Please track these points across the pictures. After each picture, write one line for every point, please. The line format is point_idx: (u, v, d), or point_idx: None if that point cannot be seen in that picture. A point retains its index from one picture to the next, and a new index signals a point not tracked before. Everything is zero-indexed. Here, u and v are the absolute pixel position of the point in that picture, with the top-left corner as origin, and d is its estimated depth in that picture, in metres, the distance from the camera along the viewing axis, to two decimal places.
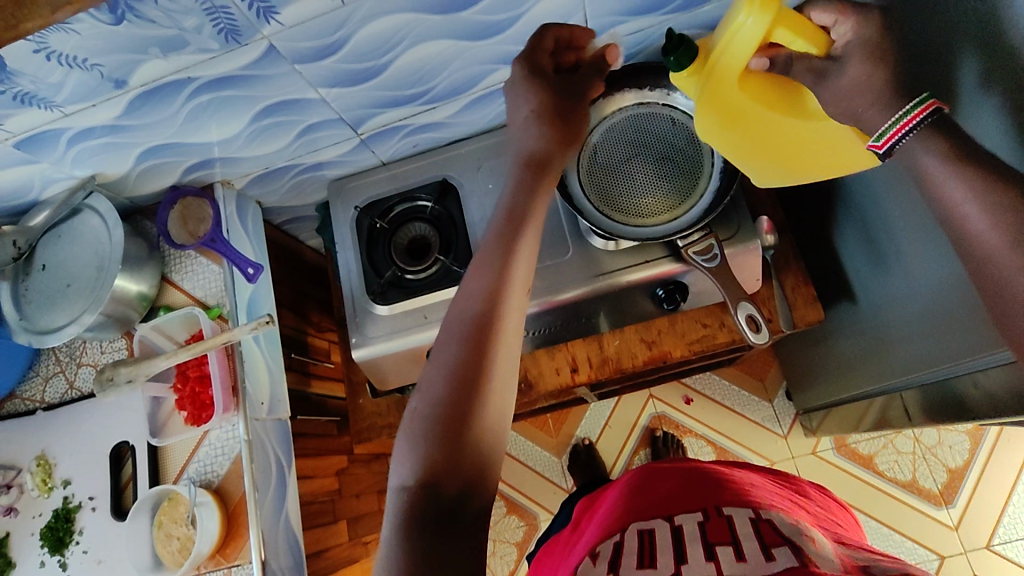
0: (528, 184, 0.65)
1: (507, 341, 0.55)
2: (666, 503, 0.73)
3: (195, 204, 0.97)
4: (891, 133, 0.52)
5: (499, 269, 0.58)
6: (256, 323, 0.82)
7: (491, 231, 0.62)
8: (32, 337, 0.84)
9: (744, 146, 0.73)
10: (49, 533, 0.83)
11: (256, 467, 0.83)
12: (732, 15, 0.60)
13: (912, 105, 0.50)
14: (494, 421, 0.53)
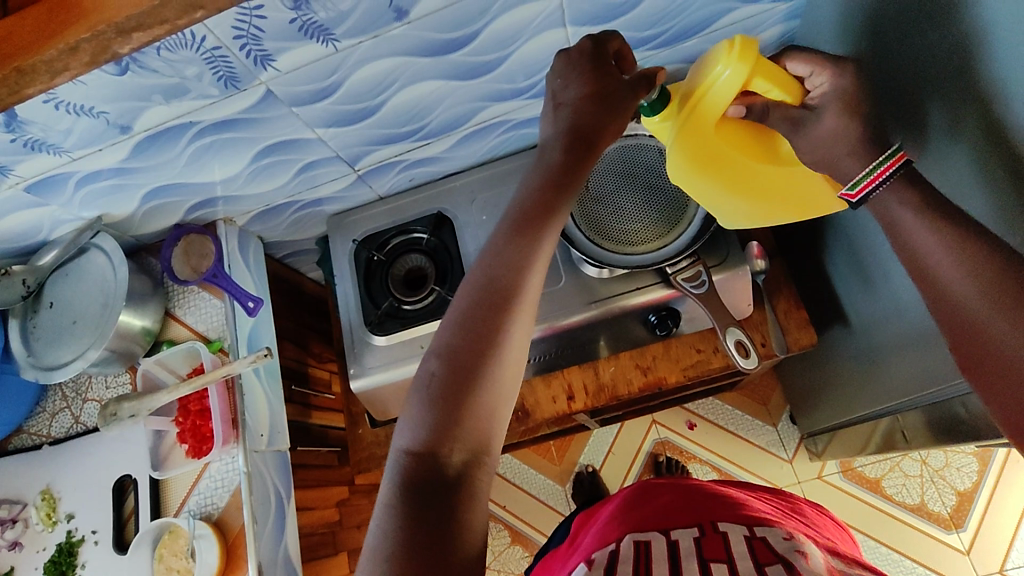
0: (568, 152, 0.59)
1: (524, 313, 0.53)
2: (663, 515, 0.73)
3: (198, 240, 0.99)
4: (865, 183, 0.56)
5: (526, 238, 0.55)
6: (255, 357, 0.84)
7: (521, 191, 0.58)
8: (38, 373, 0.86)
9: (717, 189, 0.75)
10: (51, 567, 0.84)
11: (256, 499, 0.84)
12: (707, 69, 0.66)
13: (884, 157, 0.56)
14: (503, 393, 0.51)
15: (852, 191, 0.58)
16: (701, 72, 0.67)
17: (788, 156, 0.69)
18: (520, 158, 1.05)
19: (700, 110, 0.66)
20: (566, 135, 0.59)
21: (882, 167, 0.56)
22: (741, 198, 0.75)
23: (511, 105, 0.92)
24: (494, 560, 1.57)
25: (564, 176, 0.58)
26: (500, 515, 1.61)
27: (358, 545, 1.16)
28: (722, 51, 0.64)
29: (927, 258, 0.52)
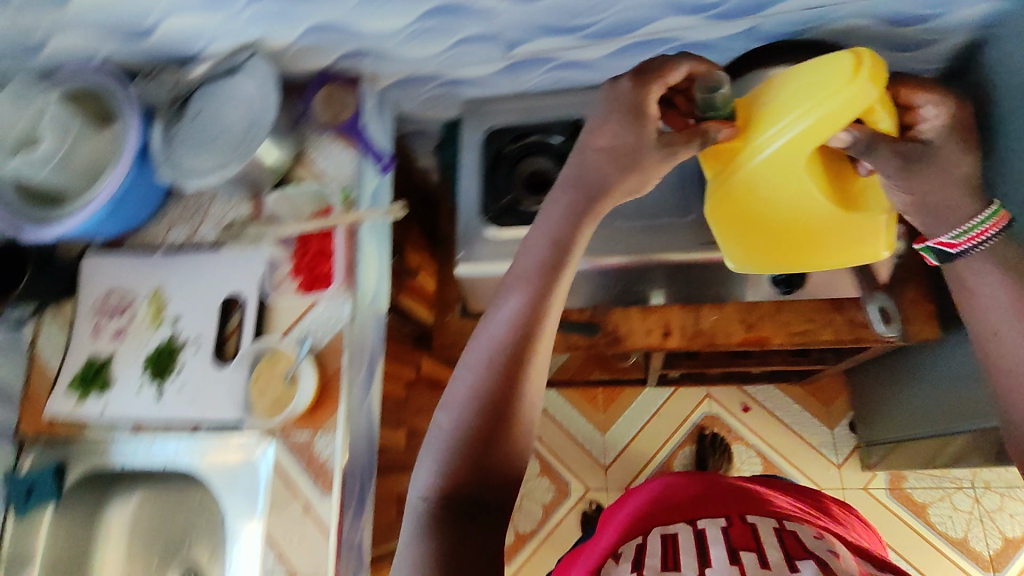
0: (575, 216, 0.66)
1: (535, 366, 0.63)
2: (687, 508, 0.73)
3: (340, 90, 0.98)
4: (967, 237, 0.66)
5: (540, 297, 0.63)
6: (388, 211, 0.88)
7: (528, 251, 0.66)
8: (173, 173, 0.88)
9: (761, 220, 0.75)
10: (153, 360, 0.88)
11: (354, 347, 0.86)
12: (811, 88, 0.63)
13: (988, 219, 0.65)
14: (515, 436, 0.61)
15: (952, 241, 0.66)
16: (800, 89, 0.65)
17: (868, 201, 0.71)
18: None
19: (805, 133, 0.64)
20: (573, 191, 0.67)
21: (982, 227, 0.65)
22: (783, 235, 0.76)
23: (689, 22, 0.86)
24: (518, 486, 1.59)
25: (569, 242, 0.66)
26: (534, 445, 1.62)
27: (415, 429, 1.18)
28: (845, 73, 0.61)
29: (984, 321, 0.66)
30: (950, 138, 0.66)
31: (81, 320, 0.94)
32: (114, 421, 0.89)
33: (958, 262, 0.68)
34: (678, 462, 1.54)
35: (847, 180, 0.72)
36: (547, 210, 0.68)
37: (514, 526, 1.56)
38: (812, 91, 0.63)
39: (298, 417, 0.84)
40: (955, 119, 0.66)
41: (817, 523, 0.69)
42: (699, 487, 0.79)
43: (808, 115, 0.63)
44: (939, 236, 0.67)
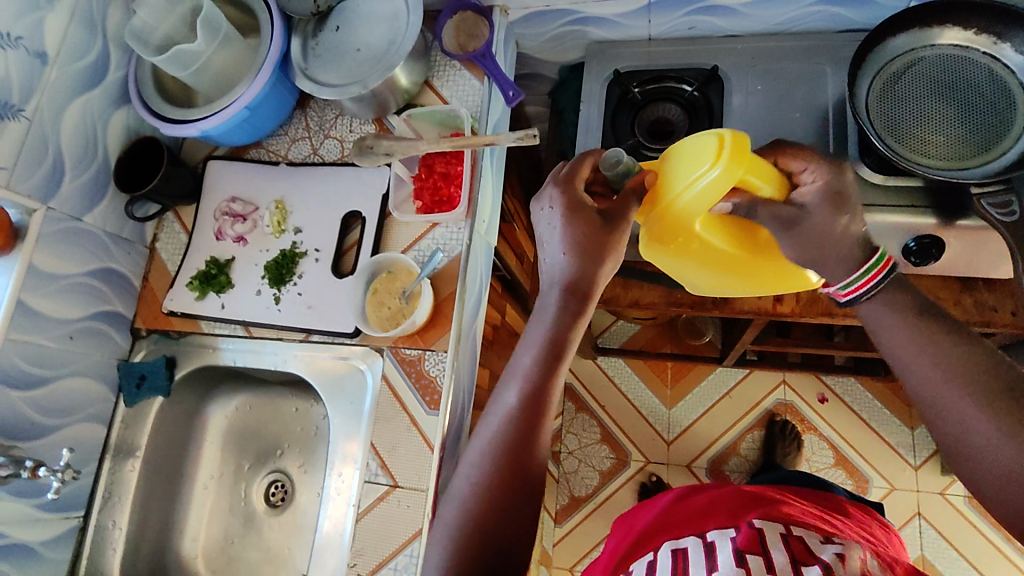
0: (568, 316, 0.63)
1: (537, 467, 0.61)
2: (694, 513, 0.72)
3: (472, 19, 0.99)
4: (857, 285, 0.63)
5: (535, 398, 0.61)
6: (523, 135, 0.82)
7: (526, 348, 0.64)
8: (311, 86, 0.89)
9: (683, 256, 0.80)
10: (273, 267, 0.90)
11: (469, 273, 0.86)
12: (693, 162, 0.67)
13: (870, 267, 0.63)
14: (518, 526, 0.59)
15: (843, 291, 0.65)
16: (689, 160, 0.68)
17: (772, 249, 0.77)
18: (816, 39, 0.96)
19: (692, 204, 0.69)
20: (564, 292, 0.63)
21: (872, 271, 0.63)
22: (708, 264, 0.81)
23: None
24: (577, 450, 1.59)
25: (564, 341, 0.63)
26: (596, 411, 1.62)
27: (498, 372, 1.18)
28: (714, 152, 0.66)
29: (901, 364, 0.59)
30: (830, 202, 0.64)
31: (203, 220, 0.97)
32: (229, 321, 0.92)
33: (867, 303, 0.64)
34: (744, 445, 1.52)
35: (756, 235, 0.76)
36: (541, 306, 0.64)
37: (569, 488, 1.56)
38: (689, 167, 0.68)
39: (409, 334, 0.84)
40: (837, 182, 0.64)
41: (827, 530, 0.67)
42: (713, 491, 0.77)
43: (694, 186, 0.67)
44: (834, 285, 0.66)
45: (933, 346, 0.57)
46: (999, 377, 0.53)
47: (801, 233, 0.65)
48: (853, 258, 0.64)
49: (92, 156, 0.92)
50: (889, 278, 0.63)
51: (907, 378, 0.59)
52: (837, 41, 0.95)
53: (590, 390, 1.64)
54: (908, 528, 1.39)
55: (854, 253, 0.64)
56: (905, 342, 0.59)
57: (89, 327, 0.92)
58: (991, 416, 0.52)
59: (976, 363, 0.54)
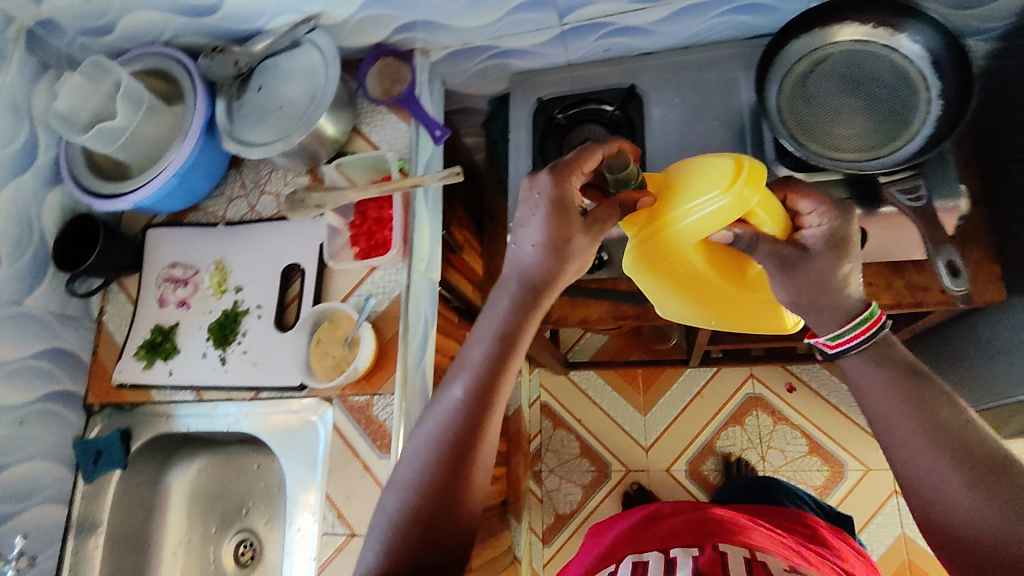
0: (522, 310, 0.65)
1: (478, 465, 0.63)
2: (663, 538, 0.73)
3: (394, 64, 1.01)
4: (844, 339, 0.62)
5: (480, 395, 0.63)
6: (448, 173, 0.85)
7: (476, 342, 0.66)
8: (237, 146, 0.90)
9: (660, 279, 0.76)
10: (217, 328, 0.91)
11: (411, 312, 0.87)
12: (701, 182, 0.63)
13: (858, 323, 0.62)
14: (463, 514, 0.61)
15: (830, 342, 0.63)
16: (703, 178, 0.63)
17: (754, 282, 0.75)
18: (727, 47, 0.99)
19: (694, 227, 0.64)
20: (523, 285, 0.65)
21: (861, 326, 0.62)
22: (688, 288, 0.77)
23: None
24: (558, 467, 1.59)
25: (514, 336, 0.65)
26: (574, 427, 1.62)
27: None
28: (728, 177, 0.62)
29: (888, 425, 0.59)
30: (830, 249, 0.62)
31: (146, 288, 0.98)
32: (179, 387, 0.92)
33: (852, 358, 0.63)
34: (719, 443, 1.52)
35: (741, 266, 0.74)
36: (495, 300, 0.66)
37: (554, 507, 1.56)
38: (696, 186, 0.63)
39: (357, 380, 0.85)
40: (843, 230, 0.62)
41: (794, 558, 0.66)
42: (682, 516, 0.77)
43: (702, 209, 0.63)
44: (822, 337, 0.65)
45: (919, 412, 0.57)
46: (978, 446, 0.54)
47: (796, 276, 0.63)
48: (843, 309, 0.63)
49: (28, 239, 0.92)
50: (877, 338, 0.61)
51: (887, 439, 0.59)
52: (748, 47, 0.98)
53: (566, 407, 1.64)
54: (887, 508, 1.41)
55: (846, 304, 0.63)
56: (896, 406, 0.58)
57: (39, 409, 0.92)
58: (975, 488, 0.52)
59: (959, 432, 0.55)
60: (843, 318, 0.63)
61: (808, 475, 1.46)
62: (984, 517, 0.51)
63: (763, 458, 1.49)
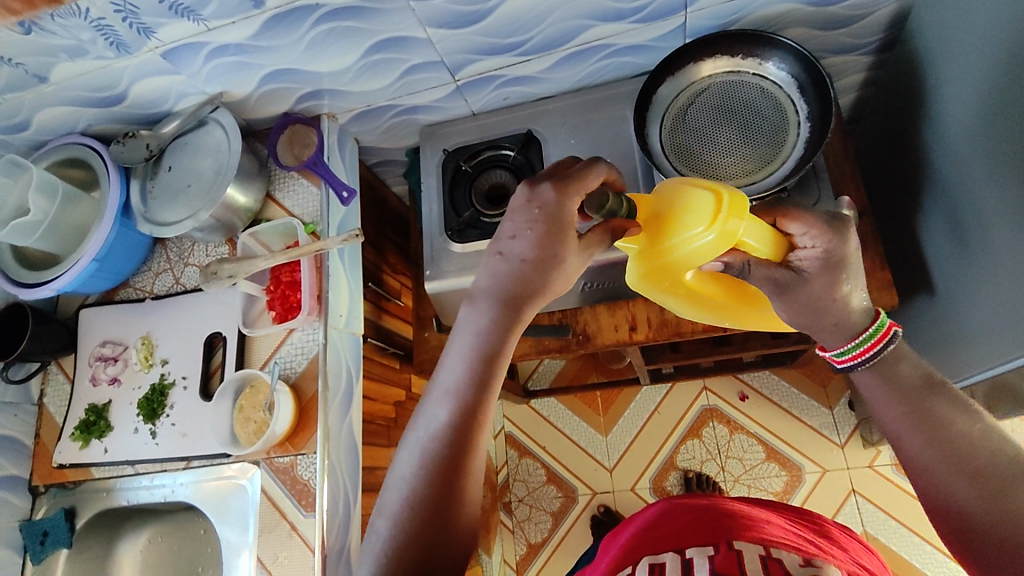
0: (505, 326, 0.61)
1: (471, 481, 0.59)
2: (682, 535, 0.71)
3: (302, 130, 1.04)
4: (854, 352, 0.63)
5: (467, 411, 0.59)
6: (346, 237, 0.89)
7: (454, 358, 0.62)
8: (152, 227, 0.95)
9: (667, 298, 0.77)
10: (145, 403, 0.94)
11: (330, 370, 0.91)
12: (689, 216, 0.64)
13: (869, 335, 0.62)
14: (453, 544, 0.57)
15: (840, 358, 0.65)
16: (689, 211, 0.65)
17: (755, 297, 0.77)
18: (617, 86, 1.03)
19: (687, 260, 0.66)
20: (502, 295, 0.62)
21: (868, 342, 0.62)
22: (694, 304, 0.78)
23: (617, 27, 0.90)
24: (526, 496, 1.60)
25: (493, 355, 0.61)
26: (539, 454, 1.63)
27: None
28: (710, 212, 0.63)
29: (893, 434, 0.59)
30: (828, 272, 0.62)
31: (80, 369, 1.01)
32: (115, 462, 0.95)
33: (864, 376, 0.63)
34: (680, 459, 1.53)
35: (740, 288, 0.76)
36: (468, 319, 0.62)
37: (525, 536, 1.57)
38: (684, 221, 0.65)
39: (280, 442, 0.89)
40: (839, 250, 0.61)
41: (810, 550, 0.64)
42: (696, 512, 0.76)
43: (690, 244, 0.64)
44: (831, 348, 0.66)
45: (915, 418, 0.57)
46: (993, 453, 0.53)
47: (792, 299, 0.64)
48: (848, 329, 0.64)
49: None
50: (885, 352, 0.62)
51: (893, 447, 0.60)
52: (637, 84, 1.03)
53: (528, 434, 1.66)
54: (846, 507, 1.42)
55: (851, 323, 0.63)
56: (895, 414, 0.59)
57: None
58: (974, 485, 0.53)
59: (957, 433, 0.55)
60: (853, 333, 0.64)
61: (767, 482, 1.47)
62: (984, 512, 0.52)
63: (722, 469, 1.50)
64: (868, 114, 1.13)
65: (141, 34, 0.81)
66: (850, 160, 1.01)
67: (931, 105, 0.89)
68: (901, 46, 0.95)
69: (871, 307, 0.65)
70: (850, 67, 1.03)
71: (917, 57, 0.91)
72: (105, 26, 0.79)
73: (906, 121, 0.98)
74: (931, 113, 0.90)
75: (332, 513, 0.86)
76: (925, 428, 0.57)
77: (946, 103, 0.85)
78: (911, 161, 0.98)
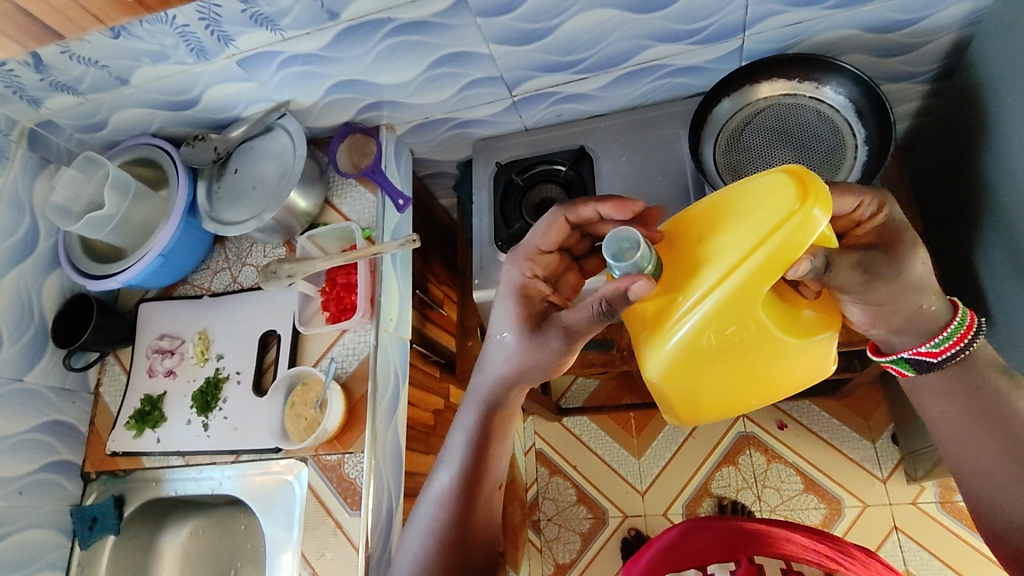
0: (498, 407, 0.71)
1: (473, 547, 0.67)
2: (706, 543, 0.74)
3: (362, 139, 1.08)
4: (946, 346, 0.64)
5: (468, 479, 0.69)
6: (404, 241, 0.91)
7: (456, 435, 0.72)
8: (216, 226, 0.99)
9: (724, 354, 0.62)
10: (199, 396, 0.97)
11: (379, 372, 0.92)
12: (762, 206, 0.56)
13: (959, 326, 0.63)
14: None
15: (933, 350, 0.64)
16: (757, 202, 0.57)
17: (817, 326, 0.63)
18: (670, 106, 1.05)
19: (753, 270, 0.56)
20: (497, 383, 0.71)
21: (957, 335, 0.63)
22: (754, 360, 0.63)
23: (675, 48, 0.92)
24: (556, 515, 1.59)
25: (485, 430, 0.71)
26: (570, 473, 1.62)
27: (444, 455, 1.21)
28: (793, 195, 0.55)
29: (954, 430, 0.65)
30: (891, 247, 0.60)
31: (137, 360, 1.05)
32: (167, 452, 0.97)
33: (932, 375, 0.66)
34: (715, 485, 1.50)
35: (804, 319, 0.62)
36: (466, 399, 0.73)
37: (553, 556, 1.55)
38: (764, 211, 0.56)
39: (328, 440, 0.90)
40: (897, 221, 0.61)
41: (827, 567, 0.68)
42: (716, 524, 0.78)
43: (764, 241, 0.55)
44: (917, 348, 0.64)
45: (986, 416, 0.63)
46: None
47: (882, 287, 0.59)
48: (932, 326, 0.63)
49: (28, 321, 1.00)
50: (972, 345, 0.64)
51: (935, 426, 0.67)
52: (691, 105, 1.04)
53: (560, 452, 1.65)
54: (887, 544, 1.37)
55: (931, 321, 0.63)
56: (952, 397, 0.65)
57: (38, 479, 0.97)
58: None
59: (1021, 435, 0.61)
60: (944, 325, 0.63)
61: (804, 514, 1.44)
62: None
63: (759, 498, 1.47)
64: (923, 143, 1.13)
65: (221, 41, 0.86)
66: (905, 187, 1.01)
67: (992, 134, 0.88)
68: (960, 75, 0.95)
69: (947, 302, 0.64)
70: (907, 94, 1.03)
71: (978, 86, 0.90)
72: (188, 33, 0.84)
73: (963, 150, 0.97)
74: (991, 140, 0.89)
75: (376, 514, 0.87)
76: (991, 429, 0.62)
77: (1007, 133, 0.85)
78: (969, 190, 0.97)
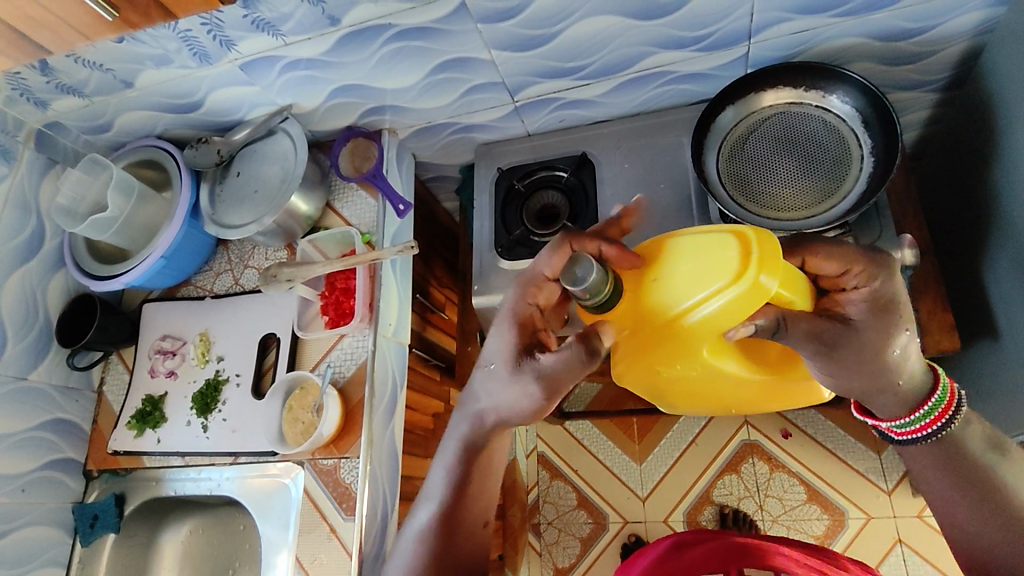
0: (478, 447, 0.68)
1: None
2: (696, 559, 0.72)
3: (364, 143, 1.08)
4: (913, 428, 0.63)
5: (445, 522, 0.68)
6: (402, 247, 0.90)
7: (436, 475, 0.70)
8: (218, 229, 0.99)
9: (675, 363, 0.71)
10: (199, 397, 0.98)
11: (376, 377, 0.93)
12: (706, 270, 0.60)
13: (933, 407, 0.62)
14: None
15: (896, 429, 0.64)
16: (703, 263, 0.61)
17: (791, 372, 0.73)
18: (674, 113, 1.04)
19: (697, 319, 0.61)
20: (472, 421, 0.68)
21: (934, 414, 0.62)
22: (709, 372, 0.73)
23: (678, 55, 0.91)
24: (556, 519, 1.58)
25: (465, 472, 0.68)
26: (571, 477, 1.61)
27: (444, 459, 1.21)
28: (735, 264, 0.59)
29: (928, 482, 0.65)
30: (878, 317, 0.60)
31: (140, 360, 1.06)
32: (167, 452, 0.98)
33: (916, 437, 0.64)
34: (716, 493, 1.49)
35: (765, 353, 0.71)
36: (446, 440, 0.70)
37: (553, 560, 1.55)
38: (710, 276, 0.60)
39: (326, 444, 0.90)
40: (885, 291, 0.60)
41: None
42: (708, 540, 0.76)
43: (709, 302, 0.60)
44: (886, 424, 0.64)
45: (957, 473, 0.62)
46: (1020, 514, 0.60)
47: (839, 357, 0.60)
48: (910, 401, 0.62)
49: (33, 321, 1.01)
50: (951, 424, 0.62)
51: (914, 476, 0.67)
52: (695, 112, 1.03)
53: (561, 456, 1.64)
54: (891, 557, 1.36)
55: (908, 395, 0.62)
56: (929, 466, 0.64)
57: (41, 476, 0.98)
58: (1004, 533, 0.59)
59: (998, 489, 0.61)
60: (915, 406, 0.62)
61: (807, 524, 1.42)
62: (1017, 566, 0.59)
63: (761, 507, 1.46)
64: (932, 152, 1.11)
65: (223, 46, 0.86)
66: (913, 198, 0.99)
67: (1003, 145, 0.87)
68: (971, 84, 0.93)
69: (928, 376, 0.63)
70: (917, 103, 1.01)
71: (989, 97, 0.89)
72: (190, 38, 0.84)
73: (974, 161, 0.96)
74: (1002, 152, 0.87)
75: (371, 518, 0.87)
76: (967, 483, 0.62)
77: (1017, 145, 0.83)
78: (979, 202, 0.95)
